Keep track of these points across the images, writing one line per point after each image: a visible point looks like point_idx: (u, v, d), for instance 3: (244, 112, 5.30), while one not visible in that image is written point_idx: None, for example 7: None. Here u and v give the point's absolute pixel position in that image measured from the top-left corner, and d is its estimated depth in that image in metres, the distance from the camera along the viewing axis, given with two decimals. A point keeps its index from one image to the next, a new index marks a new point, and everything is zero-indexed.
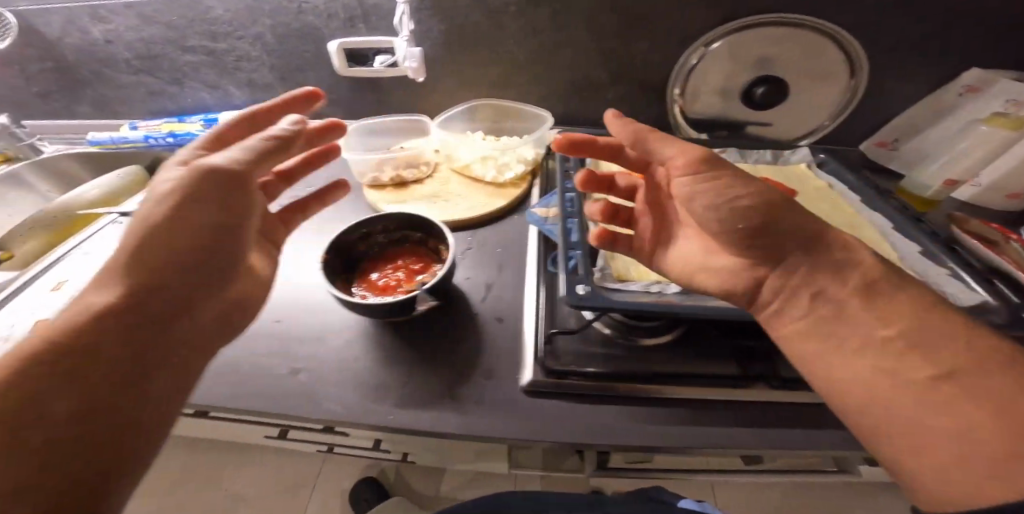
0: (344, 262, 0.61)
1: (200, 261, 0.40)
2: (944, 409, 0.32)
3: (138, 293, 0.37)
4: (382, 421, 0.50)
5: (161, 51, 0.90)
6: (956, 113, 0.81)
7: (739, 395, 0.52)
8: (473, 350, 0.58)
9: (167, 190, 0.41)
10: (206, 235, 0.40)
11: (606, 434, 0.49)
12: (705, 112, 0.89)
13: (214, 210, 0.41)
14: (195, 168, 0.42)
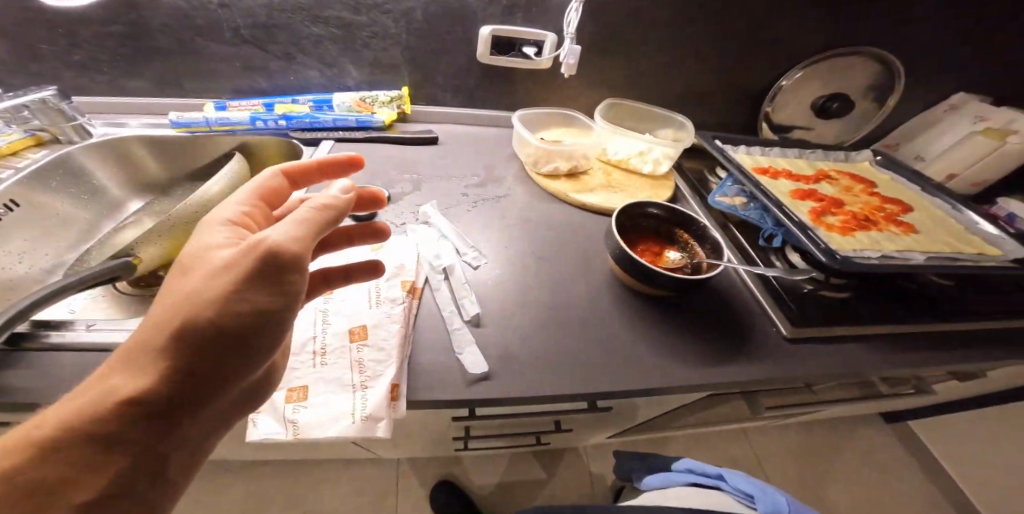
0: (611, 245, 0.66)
1: (226, 350, 0.36)
2: None
3: (152, 352, 0.34)
4: (713, 380, 0.57)
5: (283, 20, 0.79)
6: (947, 122, 1.13)
7: (915, 326, 0.71)
8: (729, 315, 0.67)
9: (204, 279, 0.35)
10: (188, 311, 0.34)
11: (861, 367, 0.63)
12: (787, 119, 1.10)
13: (246, 294, 0.35)
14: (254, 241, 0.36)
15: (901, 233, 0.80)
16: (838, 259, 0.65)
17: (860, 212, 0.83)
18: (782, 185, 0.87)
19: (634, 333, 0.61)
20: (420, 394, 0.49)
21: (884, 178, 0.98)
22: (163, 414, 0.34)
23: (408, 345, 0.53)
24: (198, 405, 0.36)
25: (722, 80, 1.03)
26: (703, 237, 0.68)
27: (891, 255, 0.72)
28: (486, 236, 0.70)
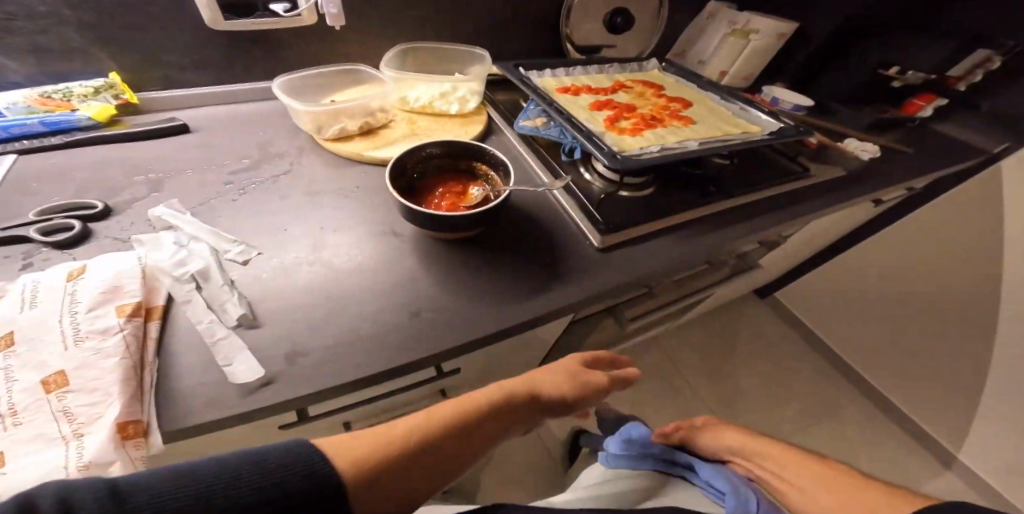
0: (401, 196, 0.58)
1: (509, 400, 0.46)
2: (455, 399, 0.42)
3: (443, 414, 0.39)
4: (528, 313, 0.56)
5: None
6: (713, 29, 1.26)
7: (710, 207, 0.78)
8: (545, 238, 0.66)
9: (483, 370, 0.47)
10: (523, 386, 0.50)
11: (665, 256, 0.68)
12: (584, 42, 1.12)
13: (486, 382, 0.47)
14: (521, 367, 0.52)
15: (681, 126, 0.88)
16: (623, 160, 0.68)
17: (650, 113, 0.91)
18: (581, 101, 0.90)
19: (448, 286, 0.56)
20: (173, 422, 0.39)
21: (671, 83, 1.06)
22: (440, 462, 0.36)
23: (150, 373, 0.41)
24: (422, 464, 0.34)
25: (507, 14, 1.01)
26: (495, 161, 0.63)
27: (673, 147, 0.77)
28: (256, 219, 0.57)
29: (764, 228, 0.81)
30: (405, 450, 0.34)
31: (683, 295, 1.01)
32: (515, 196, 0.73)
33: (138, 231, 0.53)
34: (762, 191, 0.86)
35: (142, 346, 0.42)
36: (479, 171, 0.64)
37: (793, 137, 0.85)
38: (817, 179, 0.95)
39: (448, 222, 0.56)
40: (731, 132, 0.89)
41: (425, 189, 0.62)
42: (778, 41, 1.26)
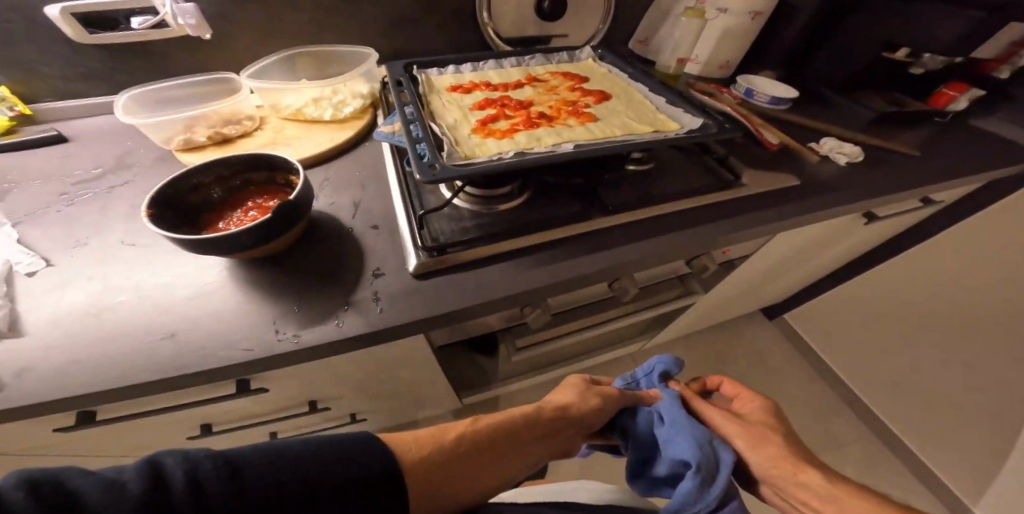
0: (175, 213, 0.55)
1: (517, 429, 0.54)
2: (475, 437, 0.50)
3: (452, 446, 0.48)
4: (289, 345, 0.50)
5: None
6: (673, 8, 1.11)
7: (582, 227, 0.66)
8: (359, 260, 0.60)
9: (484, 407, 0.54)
10: (556, 402, 0.60)
11: (493, 284, 0.58)
12: (511, 29, 1.04)
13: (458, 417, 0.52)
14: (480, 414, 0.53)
15: (575, 125, 0.75)
16: (451, 167, 0.59)
17: (544, 111, 0.79)
18: (467, 99, 0.80)
19: (226, 307, 0.53)
20: None
21: (598, 76, 0.94)
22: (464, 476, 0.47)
23: None
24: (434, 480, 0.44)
25: (413, 10, 0.97)
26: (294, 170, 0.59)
27: (535, 151, 0.65)
28: (65, 235, 0.59)
29: (654, 252, 0.66)
30: (435, 459, 0.45)
31: (604, 318, 0.88)
32: (353, 211, 0.67)
33: None
34: (669, 204, 0.72)
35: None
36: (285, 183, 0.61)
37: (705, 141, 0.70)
38: (753, 188, 0.78)
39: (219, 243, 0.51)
40: (637, 130, 0.75)
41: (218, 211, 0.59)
42: (751, 21, 1.07)
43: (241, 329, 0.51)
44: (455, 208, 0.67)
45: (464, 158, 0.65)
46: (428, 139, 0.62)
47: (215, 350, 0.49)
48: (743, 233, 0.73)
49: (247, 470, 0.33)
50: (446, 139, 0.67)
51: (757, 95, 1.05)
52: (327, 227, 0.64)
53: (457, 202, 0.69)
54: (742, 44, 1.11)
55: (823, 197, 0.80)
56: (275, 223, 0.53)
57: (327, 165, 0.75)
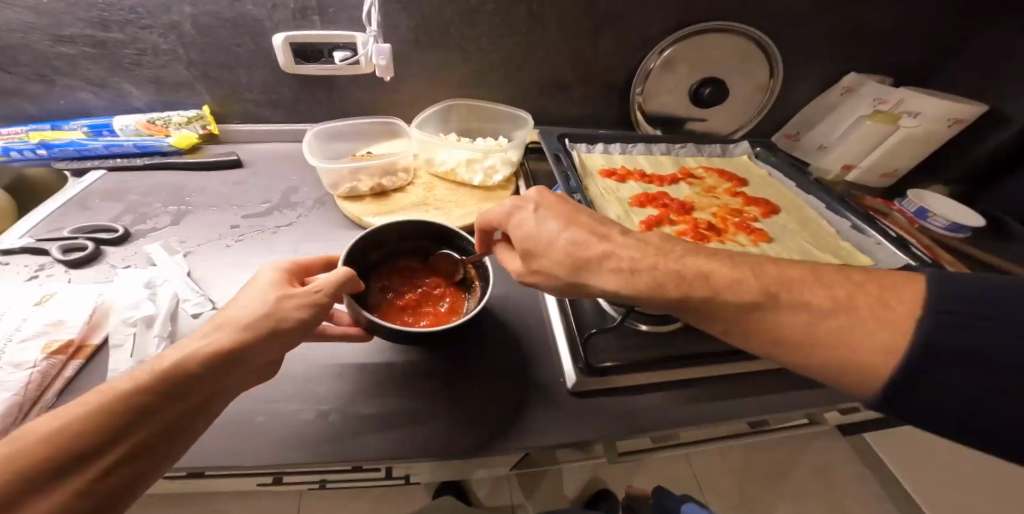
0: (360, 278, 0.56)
1: (197, 384, 0.35)
2: (751, 311, 0.37)
3: (87, 425, 0.30)
4: (440, 452, 0.46)
5: (26, 41, 0.71)
6: (839, 109, 1.03)
7: (751, 364, 0.59)
8: (509, 361, 0.56)
9: (253, 305, 0.40)
10: (753, 301, 0.37)
11: (658, 422, 0.52)
12: (659, 110, 1.01)
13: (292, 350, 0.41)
14: (341, 274, 0.45)
15: (748, 245, 0.70)
16: None
17: (709, 220, 0.74)
18: (624, 191, 0.77)
19: (375, 388, 0.51)
20: None
21: (759, 177, 0.87)
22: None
23: (37, 413, 0.43)
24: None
25: (574, 77, 0.95)
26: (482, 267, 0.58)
27: None
28: (226, 276, 0.61)
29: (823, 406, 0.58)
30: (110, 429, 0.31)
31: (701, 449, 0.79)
32: (501, 298, 0.65)
33: (130, 264, 0.60)
34: None
35: (49, 383, 0.45)
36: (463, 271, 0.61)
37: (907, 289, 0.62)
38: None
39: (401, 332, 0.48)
40: (818, 260, 0.68)
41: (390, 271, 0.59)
42: (947, 128, 0.94)
43: (396, 418, 0.49)
44: (608, 317, 0.62)
45: None
46: None
47: (367, 440, 0.46)
48: None
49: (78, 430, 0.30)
50: None
51: (934, 219, 0.92)
52: (476, 314, 0.62)
53: (605, 306, 0.64)
54: (920, 153, 0.99)
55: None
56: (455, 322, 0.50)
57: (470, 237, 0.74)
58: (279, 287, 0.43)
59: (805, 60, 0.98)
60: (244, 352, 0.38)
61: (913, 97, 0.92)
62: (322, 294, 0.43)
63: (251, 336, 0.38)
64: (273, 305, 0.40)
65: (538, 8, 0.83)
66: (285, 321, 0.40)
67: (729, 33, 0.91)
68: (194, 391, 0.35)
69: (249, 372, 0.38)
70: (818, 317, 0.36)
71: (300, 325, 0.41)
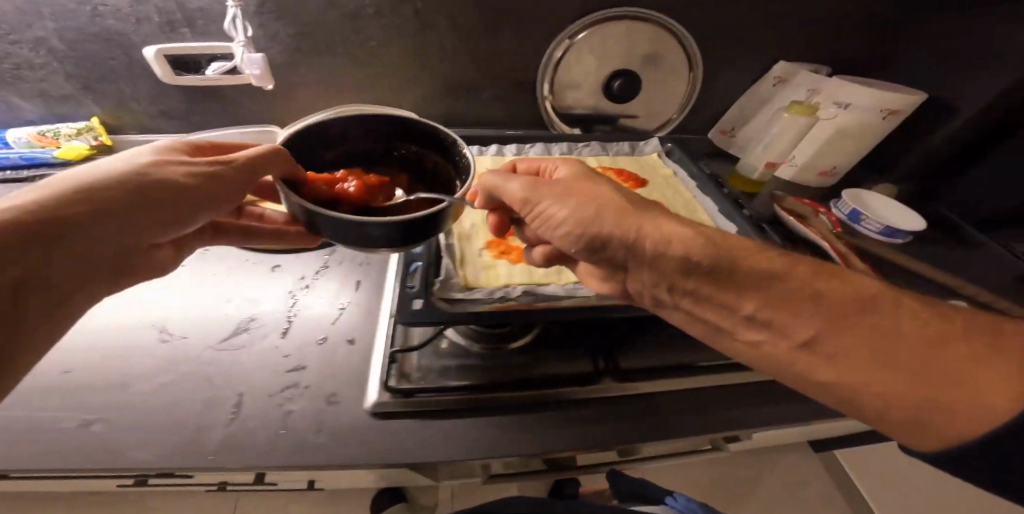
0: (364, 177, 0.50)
1: (84, 209, 0.35)
2: (831, 325, 0.32)
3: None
4: (194, 464, 0.47)
5: None
6: (772, 102, 0.95)
7: (575, 392, 0.56)
8: (314, 377, 0.56)
9: (103, 170, 0.38)
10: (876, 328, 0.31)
11: (449, 449, 0.50)
12: (572, 107, 0.95)
13: (145, 228, 0.38)
14: (262, 148, 0.43)
15: None
16: (438, 304, 0.51)
17: None
18: None
19: (161, 399, 0.52)
20: None
21: (660, 176, 0.83)
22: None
23: None
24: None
25: (478, 78, 0.90)
26: (464, 171, 0.51)
27: (547, 292, 0.57)
28: None
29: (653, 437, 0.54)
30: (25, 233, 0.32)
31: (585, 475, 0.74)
32: (335, 313, 0.64)
33: None
34: (694, 377, 0.59)
35: None
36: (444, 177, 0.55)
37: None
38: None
39: (359, 233, 0.42)
40: None
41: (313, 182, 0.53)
42: (884, 121, 0.86)
43: (170, 426, 0.50)
44: (440, 337, 0.61)
45: (464, 285, 0.56)
46: (424, 261, 0.56)
47: (129, 449, 0.47)
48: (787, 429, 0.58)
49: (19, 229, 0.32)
50: (449, 258, 0.59)
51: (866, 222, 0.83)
52: (302, 329, 0.61)
53: (449, 331, 0.63)
54: (859, 149, 0.90)
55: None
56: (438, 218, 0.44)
57: (330, 251, 0.72)
58: (146, 158, 0.41)
59: (735, 51, 0.89)
60: (77, 221, 0.35)
61: (842, 87, 0.84)
62: (231, 164, 0.42)
63: (93, 205, 0.36)
64: (150, 166, 0.39)
65: (423, 9, 0.79)
66: (154, 186, 0.38)
67: (638, 17, 0.84)
68: (88, 208, 0.36)
69: (100, 247, 0.36)
70: (904, 329, 0.30)
71: (178, 195, 0.39)
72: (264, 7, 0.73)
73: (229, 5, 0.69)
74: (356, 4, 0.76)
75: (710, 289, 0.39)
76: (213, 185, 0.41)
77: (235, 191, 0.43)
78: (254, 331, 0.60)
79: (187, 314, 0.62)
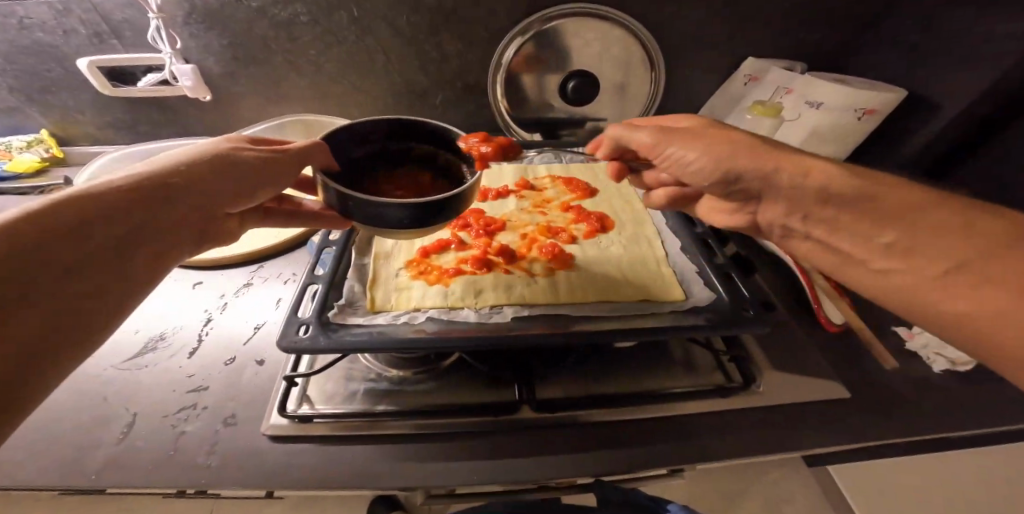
0: (356, 147, 0.49)
1: (142, 200, 0.34)
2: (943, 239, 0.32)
3: (59, 211, 0.29)
4: (76, 484, 0.43)
5: None
6: (743, 102, 0.87)
7: (486, 422, 0.52)
8: (220, 397, 0.52)
9: (194, 150, 0.39)
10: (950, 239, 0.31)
11: (350, 481, 0.46)
12: (528, 112, 0.92)
13: (224, 199, 0.38)
14: (310, 141, 0.42)
15: (538, 274, 0.60)
16: (330, 330, 0.47)
17: (510, 244, 0.64)
18: None
19: (51, 415, 0.49)
20: None
21: (613, 186, 0.78)
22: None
23: None
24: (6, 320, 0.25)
25: (426, 83, 0.88)
26: (475, 165, 0.50)
27: (458, 316, 0.52)
28: None
29: (568, 472, 0.49)
30: (75, 220, 0.30)
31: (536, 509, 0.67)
32: (253, 331, 0.60)
33: None
34: (628, 404, 0.54)
35: None
36: (452, 175, 0.51)
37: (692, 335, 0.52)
38: (748, 395, 0.56)
39: (379, 215, 0.41)
40: (616, 295, 0.58)
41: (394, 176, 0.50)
42: (860, 121, 0.77)
43: (58, 444, 0.47)
44: (355, 362, 0.57)
45: (371, 309, 0.53)
46: (324, 282, 0.52)
47: (5, 469, 0.44)
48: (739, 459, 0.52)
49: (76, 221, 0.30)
50: (358, 282, 0.55)
51: None
52: (214, 345, 0.58)
53: (366, 355, 0.58)
54: (839, 152, 0.82)
55: (871, 424, 0.55)
56: (454, 206, 0.43)
57: (257, 266, 0.69)
58: (222, 144, 0.41)
59: (692, 48, 0.85)
60: (175, 189, 0.36)
61: (812, 83, 0.77)
62: (287, 152, 0.41)
63: (182, 175, 0.36)
64: (226, 150, 0.40)
65: (360, 14, 0.77)
66: (207, 164, 0.38)
67: (595, 16, 0.80)
68: (141, 202, 0.34)
69: (192, 213, 0.36)
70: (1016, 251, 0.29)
71: (233, 173, 0.39)
72: (193, 18, 0.74)
73: (150, 16, 0.71)
74: (289, 12, 0.76)
75: (831, 217, 0.38)
76: (264, 169, 0.40)
77: (286, 176, 0.42)
78: (160, 351, 0.57)
79: None
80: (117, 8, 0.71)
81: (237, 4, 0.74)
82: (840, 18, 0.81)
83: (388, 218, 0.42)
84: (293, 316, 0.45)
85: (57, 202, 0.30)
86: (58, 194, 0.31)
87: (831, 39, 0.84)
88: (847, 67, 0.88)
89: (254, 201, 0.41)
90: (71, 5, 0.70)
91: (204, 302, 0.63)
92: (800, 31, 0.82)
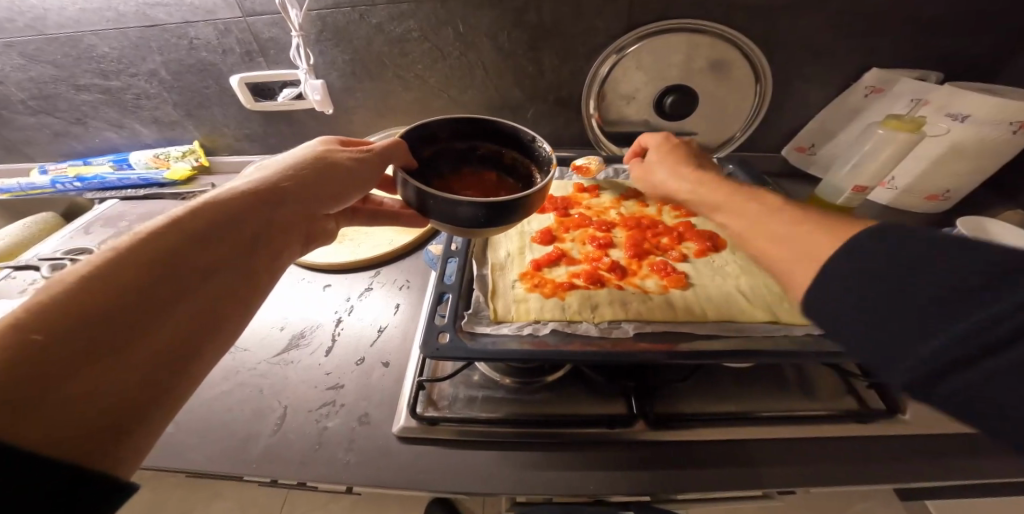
0: (430, 150, 0.52)
1: (255, 203, 0.40)
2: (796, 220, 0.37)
3: (192, 226, 0.36)
4: (241, 470, 0.50)
5: (56, 91, 0.90)
6: (864, 114, 0.83)
7: (602, 433, 0.52)
8: (352, 398, 0.57)
9: (294, 157, 0.45)
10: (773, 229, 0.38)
11: (476, 487, 0.48)
12: (620, 126, 0.92)
13: (319, 201, 0.44)
14: (392, 140, 0.47)
15: (653, 291, 0.59)
16: (463, 339, 0.50)
17: (619, 260, 0.64)
18: (535, 224, 0.71)
19: (217, 404, 0.56)
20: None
21: None
22: (121, 333, 0.29)
23: None
24: (159, 320, 0.31)
25: (524, 97, 0.90)
26: (543, 164, 0.51)
27: (580, 330, 0.53)
28: None
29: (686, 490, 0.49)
30: (209, 223, 0.37)
31: None
32: (375, 333, 0.65)
33: None
34: (754, 427, 0.52)
35: None
36: (520, 173, 0.54)
37: (826, 362, 0.49)
38: (887, 423, 0.52)
39: (454, 215, 0.44)
40: (736, 316, 0.56)
41: (461, 177, 0.54)
42: (1013, 135, 0.72)
43: (225, 429, 0.54)
44: (471, 369, 0.59)
45: (493, 319, 0.55)
46: (455, 293, 0.55)
47: (188, 449, 0.52)
48: (871, 486, 0.49)
49: (207, 222, 0.37)
50: (480, 291, 0.58)
51: None
52: (345, 343, 0.64)
53: (481, 363, 0.61)
54: (982, 168, 0.77)
55: None
56: (525, 206, 0.45)
57: (375, 273, 0.75)
58: (321, 146, 0.48)
59: (807, 57, 0.80)
60: (285, 192, 0.42)
61: (954, 97, 0.72)
62: (373, 153, 0.46)
63: (286, 182, 0.43)
64: (322, 154, 0.46)
65: (468, 31, 0.81)
66: (306, 170, 0.44)
67: (701, 30, 0.78)
68: (257, 203, 0.40)
69: (293, 217, 0.42)
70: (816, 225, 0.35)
71: (325, 176, 0.44)
72: (324, 36, 0.82)
73: (293, 36, 0.79)
74: (404, 29, 0.81)
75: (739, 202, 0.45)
76: (355, 169, 0.46)
77: (372, 176, 0.47)
78: (302, 347, 0.63)
79: (248, 327, 0.67)
80: (265, 29, 0.80)
81: (361, 23, 0.80)
82: (988, 17, 0.73)
83: (462, 217, 0.44)
84: (434, 324, 0.49)
85: (188, 215, 0.36)
86: (188, 206, 0.37)
87: (974, 40, 0.76)
88: (987, 72, 0.79)
89: (352, 200, 0.47)
90: (231, 26, 0.80)
91: (330, 304, 0.69)
92: (936, 35, 0.76)
